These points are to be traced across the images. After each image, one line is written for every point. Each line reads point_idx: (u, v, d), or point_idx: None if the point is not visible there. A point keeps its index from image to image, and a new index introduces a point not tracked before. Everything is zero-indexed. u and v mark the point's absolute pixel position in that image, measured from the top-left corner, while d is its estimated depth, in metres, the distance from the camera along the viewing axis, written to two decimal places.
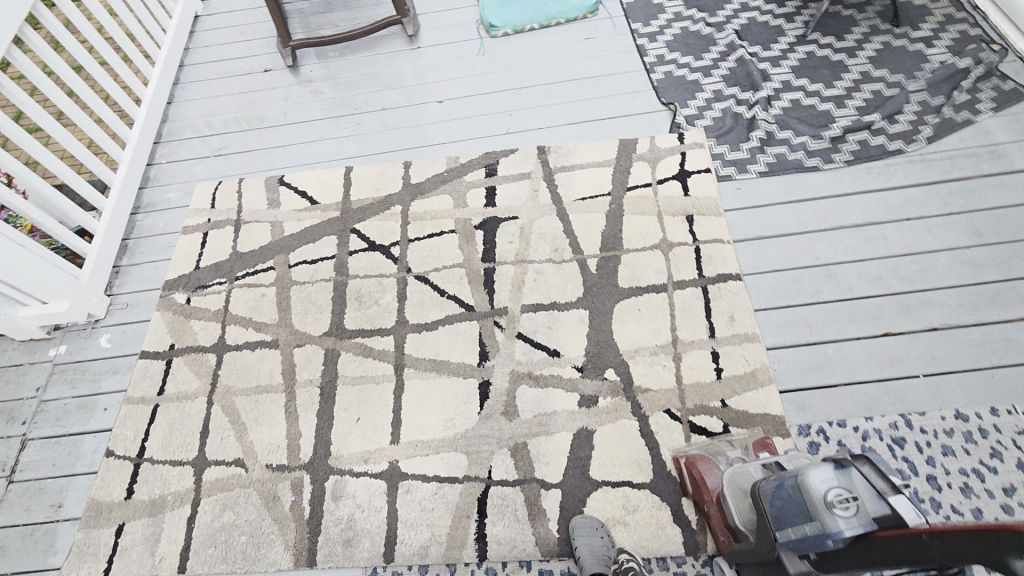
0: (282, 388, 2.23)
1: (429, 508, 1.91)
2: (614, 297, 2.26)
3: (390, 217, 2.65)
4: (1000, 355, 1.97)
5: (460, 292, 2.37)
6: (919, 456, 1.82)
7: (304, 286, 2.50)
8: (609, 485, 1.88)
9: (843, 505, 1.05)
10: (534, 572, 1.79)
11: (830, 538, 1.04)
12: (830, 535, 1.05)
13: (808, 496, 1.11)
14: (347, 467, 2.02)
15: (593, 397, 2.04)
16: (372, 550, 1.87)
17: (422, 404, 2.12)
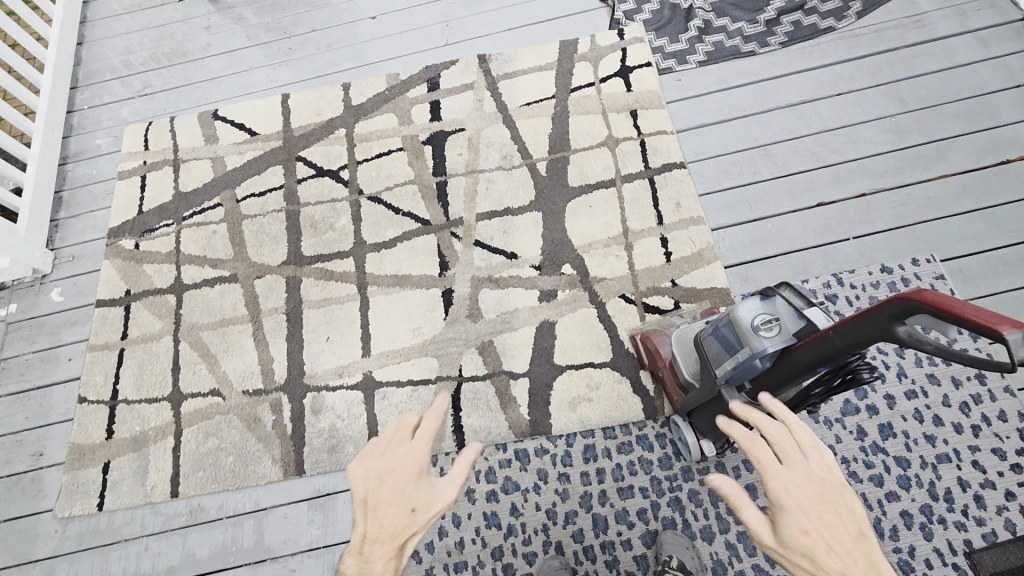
0: (248, 319, 2.25)
1: (407, 409, 2.01)
2: (565, 196, 2.31)
3: (334, 141, 2.59)
4: (921, 211, 2.12)
5: (414, 209, 2.38)
6: (849, 309, 1.99)
7: (256, 219, 2.46)
8: (573, 368, 2.00)
9: (766, 328, 1.17)
10: (510, 452, 1.91)
11: (757, 356, 1.18)
12: (757, 355, 1.18)
13: (738, 326, 1.23)
14: (322, 383, 2.09)
15: (552, 292, 2.13)
16: (356, 453, 1.97)
17: (389, 317, 2.17)
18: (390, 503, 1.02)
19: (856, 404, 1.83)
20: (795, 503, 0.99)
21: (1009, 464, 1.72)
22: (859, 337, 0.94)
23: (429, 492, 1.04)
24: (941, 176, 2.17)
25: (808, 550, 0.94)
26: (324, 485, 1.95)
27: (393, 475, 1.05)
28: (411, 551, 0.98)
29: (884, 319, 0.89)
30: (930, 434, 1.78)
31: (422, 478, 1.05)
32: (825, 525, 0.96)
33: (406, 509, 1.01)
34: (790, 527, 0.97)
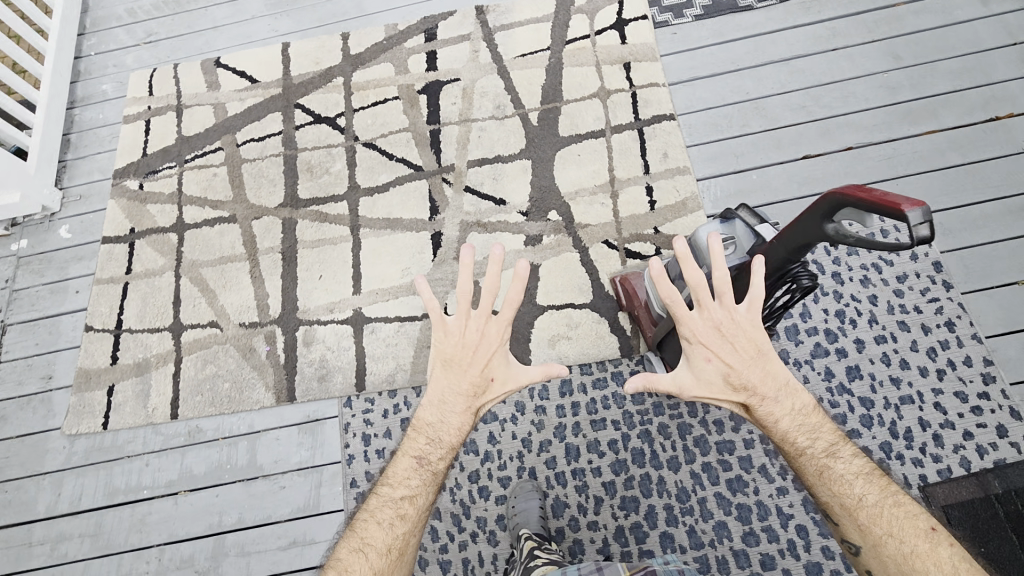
0: (246, 257, 2.34)
1: (394, 343, 2.10)
2: (555, 146, 2.35)
3: (332, 90, 2.64)
4: (905, 166, 2.15)
5: (408, 155, 2.44)
6: (827, 258, 2.00)
7: (255, 163, 2.54)
8: (554, 308, 2.07)
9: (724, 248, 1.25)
10: None
11: None
12: None
13: None
14: (314, 318, 2.18)
15: (537, 237, 2.20)
16: (345, 382, 2.07)
17: (381, 258, 2.25)
18: (475, 368, 1.25)
19: (826, 347, 1.89)
20: (707, 346, 1.19)
21: (969, 406, 1.78)
22: (795, 242, 1.02)
23: (504, 368, 1.28)
24: (929, 132, 2.18)
25: (725, 382, 1.18)
26: (314, 411, 2.05)
27: (480, 349, 1.26)
28: (484, 412, 1.27)
29: (817, 220, 0.96)
30: (896, 377, 1.83)
31: (500, 353, 1.28)
32: (733, 359, 1.18)
33: (488, 379, 1.26)
34: (709, 367, 1.19)
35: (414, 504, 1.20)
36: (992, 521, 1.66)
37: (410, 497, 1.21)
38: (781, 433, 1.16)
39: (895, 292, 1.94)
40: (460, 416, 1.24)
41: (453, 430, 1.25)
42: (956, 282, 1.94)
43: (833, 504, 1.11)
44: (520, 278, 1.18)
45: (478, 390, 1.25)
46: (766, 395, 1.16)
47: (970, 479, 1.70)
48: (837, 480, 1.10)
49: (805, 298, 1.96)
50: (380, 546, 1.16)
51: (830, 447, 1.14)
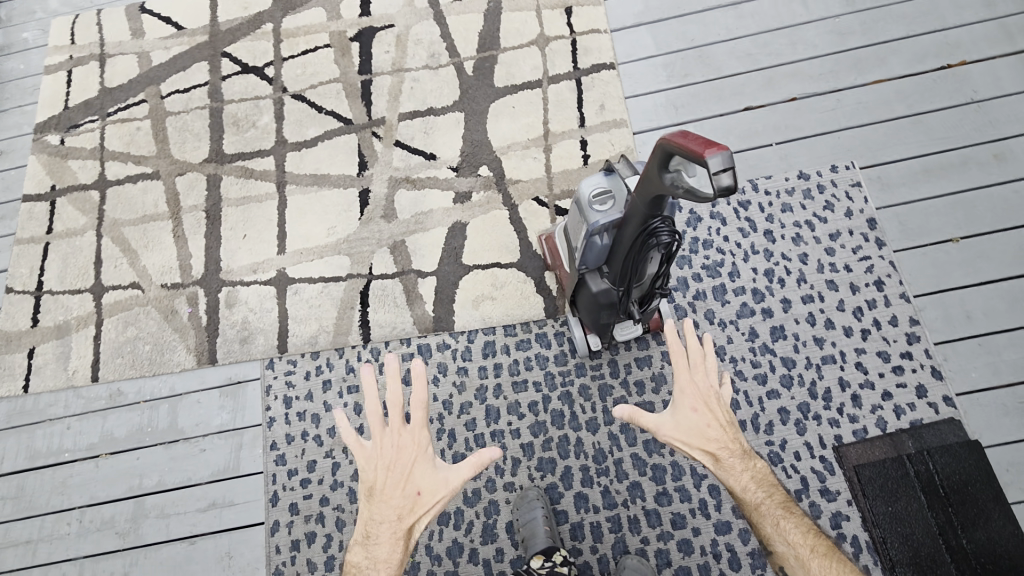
0: (168, 216, 2.25)
1: (317, 304, 2.05)
2: (489, 97, 2.24)
3: (261, 37, 2.48)
4: (849, 117, 2.05)
5: (337, 107, 2.31)
6: (760, 215, 1.95)
7: (179, 116, 2.41)
8: (480, 268, 2.02)
9: (601, 204, 1.29)
10: (413, 346, 1.97)
11: (591, 229, 1.30)
12: (591, 227, 1.30)
13: (578, 202, 1.33)
14: (237, 278, 2.12)
15: (467, 194, 2.11)
16: (266, 344, 2.02)
17: (306, 216, 2.17)
18: (397, 491, 1.18)
19: (752, 307, 1.84)
20: (697, 397, 1.23)
21: (891, 366, 1.74)
22: (646, 194, 1.16)
23: (430, 476, 1.19)
24: (877, 81, 2.08)
25: (701, 434, 1.21)
26: (235, 373, 2.02)
27: (398, 466, 1.19)
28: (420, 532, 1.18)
29: (656, 170, 1.11)
30: (820, 337, 1.79)
31: (423, 460, 1.19)
32: (718, 414, 1.22)
33: (413, 494, 1.18)
34: (692, 418, 1.22)
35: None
36: (902, 480, 1.64)
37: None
38: (749, 488, 1.19)
39: (827, 250, 1.89)
40: (387, 548, 1.17)
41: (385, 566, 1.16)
42: (889, 240, 1.88)
43: (788, 556, 1.15)
44: (420, 380, 1.11)
45: (404, 511, 1.18)
46: (736, 450, 1.21)
47: (884, 438, 1.68)
48: (797, 534, 1.14)
49: (735, 256, 1.91)
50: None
51: (789, 505, 1.19)
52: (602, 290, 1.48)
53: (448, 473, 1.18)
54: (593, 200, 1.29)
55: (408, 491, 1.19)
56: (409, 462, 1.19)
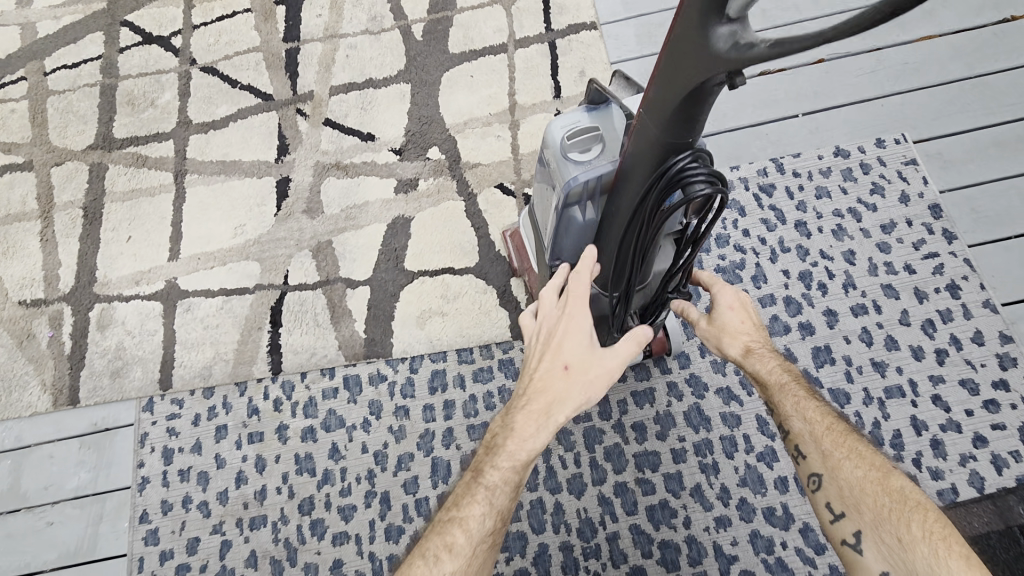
0: (37, 215, 1.77)
1: (214, 324, 1.56)
2: (442, 66, 1.80)
3: (169, 1, 2.03)
4: (893, 82, 1.64)
5: (256, 81, 1.87)
6: (788, 203, 1.55)
7: (64, 96, 1.94)
8: (426, 275, 1.55)
9: (581, 150, 0.95)
10: (337, 379, 1.48)
11: (568, 188, 0.94)
12: (568, 185, 0.94)
13: (549, 153, 0.98)
14: (115, 293, 1.64)
15: (412, 181, 1.66)
16: (145, 378, 1.53)
17: (207, 212, 1.70)
18: (543, 361, 1.01)
19: (785, 322, 1.44)
20: (736, 296, 1.07)
21: (980, 400, 1.34)
22: (682, 80, 0.74)
23: (578, 351, 0.99)
24: (925, 38, 1.67)
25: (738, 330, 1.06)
26: (102, 418, 1.52)
27: (546, 333, 1.03)
28: (558, 416, 0.97)
29: (698, 25, 0.69)
30: (879, 361, 1.39)
31: (574, 331, 1.01)
32: (755, 312, 1.07)
33: (559, 369, 1.00)
34: (731, 316, 1.06)
35: (465, 532, 0.92)
36: (1017, 566, 1.14)
37: (458, 521, 0.93)
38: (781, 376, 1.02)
39: (879, 246, 1.49)
40: (521, 418, 0.98)
41: (518, 442, 0.97)
42: (960, 233, 1.49)
43: (804, 435, 0.98)
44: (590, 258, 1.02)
45: (547, 386, 0.99)
46: (768, 345, 1.05)
47: (983, 503, 1.24)
48: (818, 413, 0.97)
49: (759, 255, 1.51)
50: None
51: (814, 392, 1.02)
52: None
53: (605, 354, 0.99)
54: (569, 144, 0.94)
55: (552, 364, 1.00)
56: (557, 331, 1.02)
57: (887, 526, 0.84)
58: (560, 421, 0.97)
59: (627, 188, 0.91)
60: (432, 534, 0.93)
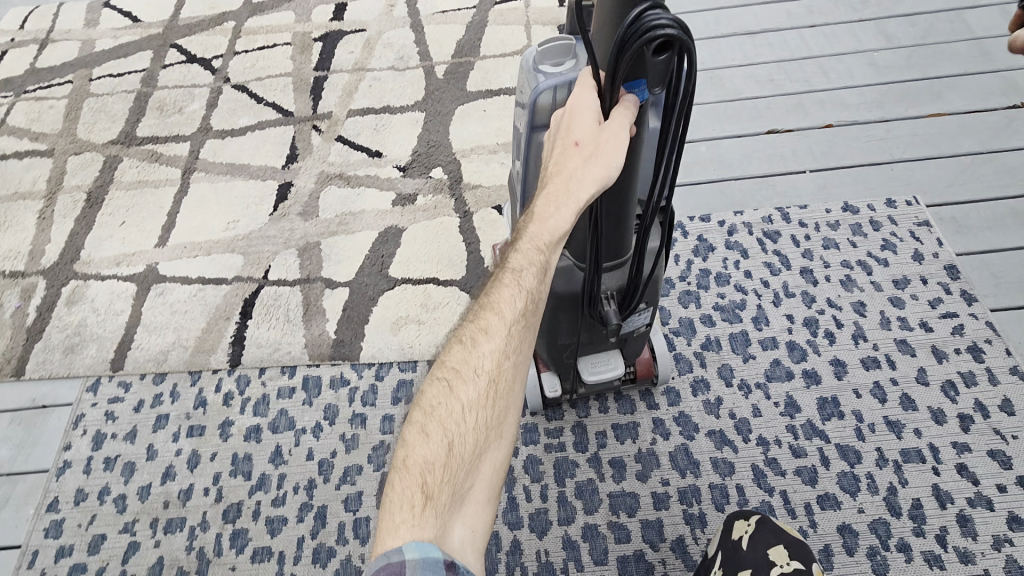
0: (42, 195, 1.79)
1: (182, 311, 1.50)
2: (457, 100, 1.87)
3: (219, 32, 2.20)
4: (902, 150, 1.64)
5: (280, 99, 1.95)
6: (794, 250, 1.48)
7: (101, 98, 2.04)
8: (409, 283, 1.49)
9: (553, 63, 0.91)
10: (297, 378, 1.38)
11: (534, 96, 0.90)
12: (533, 95, 0.90)
13: (522, 76, 0.96)
14: (93, 272, 1.60)
15: (411, 196, 1.66)
16: (97, 357, 1.44)
17: (204, 206, 1.70)
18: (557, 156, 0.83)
19: (788, 367, 1.31)
20: None
21: (1014, 475, 1.17)
22: None
23: (590, 121, 0.82)
24: (933, 115, 1.70)
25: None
26: (42, 395, 1.41)
27: (554, 136, 0.85)
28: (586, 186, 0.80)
29: None
30: (894, 420, 1.24)
31: (586, 112, 0.82)
32: None
33: (572, 149, 0.81)
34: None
35: (498, 312, 0.76)
36: None
37: (489, 305, 0.77)
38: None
39: (891, 300, 1.39)
40: (544, 202, 0.81)
41: (546, 222, 0.80)
42: (980, 295, 1.39)
43: None
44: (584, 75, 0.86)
45: (565, 167, 0.81)
46: None
47: None
48: None
49: (761, 297, 1.41)
50: (466, 374, 0.73)
51: None
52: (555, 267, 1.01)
53: (620, 120, 0.80)
54: (542, 52, 0.90)
55: (563, 146, 0.83)
56: (565, 116, 0.84)
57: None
58: (588, 198, 0.80)
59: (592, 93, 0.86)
60: (462, 326, 0.78)
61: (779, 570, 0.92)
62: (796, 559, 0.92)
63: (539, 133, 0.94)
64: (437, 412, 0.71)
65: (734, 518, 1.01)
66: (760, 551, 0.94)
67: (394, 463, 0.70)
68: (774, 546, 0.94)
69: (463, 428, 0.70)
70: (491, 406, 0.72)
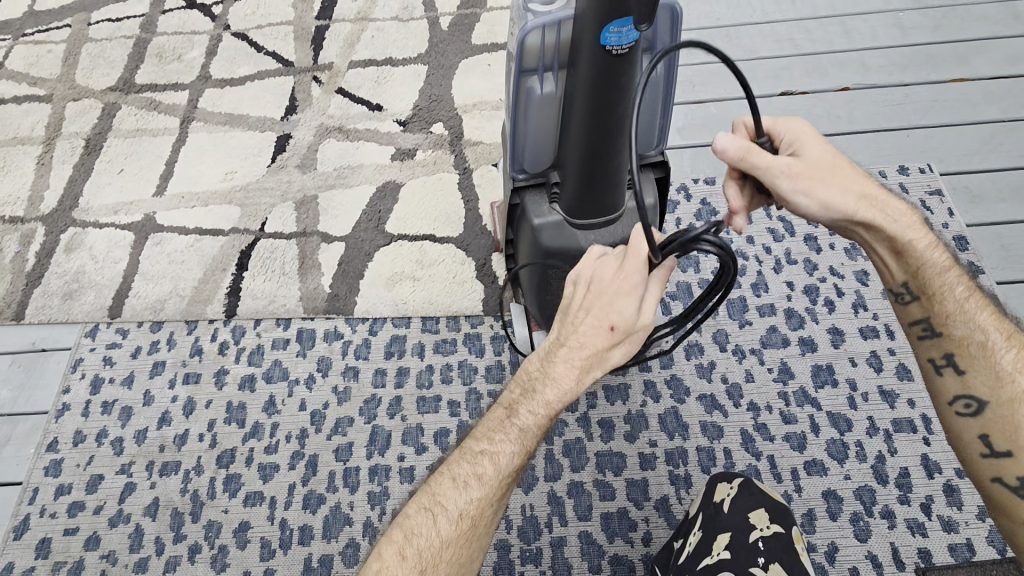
0: (41, 141, 1.77)
1: (179, 261, 1.50)
2: (461, 53, 1.81)
3: None
4: (920, 115, 1.57)
5: (280, 48, 1.89)
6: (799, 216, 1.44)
7: (99, 43, 1.97)
8: (406, 239, 1.48)
9: (543, 1, 0.87)
10: (291, 331, 1.38)
11: (522, 37, 0.86)
12: (521, 35, 0.86)
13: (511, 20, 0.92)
14: (92, 219, 1.60)
15: (410, 151, 1.63)
16: (95, 304, 1.45)
17: (203, 157, 1.68)
18: (588, 316, 0.79)
19: (785, 335, 1.29)
20: None
21: None
22: None
23: (632, 309, 0.78)
24: (956, 80, 1.62)
25: (828, 179, 0.84)
26: (42, 338, 1.43)
27: (593, 288, 0.79)
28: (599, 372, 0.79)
29: None
30: (888, 389, 1.22)
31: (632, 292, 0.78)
32: None
33: (603, 327, 0.78)
34: (807, 150, 0.84)
35: (496, 465, 0.79)
36: None
37: (490, 454, 0.80)
38: (903, 225, 0.86)
39: None
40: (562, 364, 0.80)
41: (557, 389, 0.80)
42: (987, 268, 1.36)
43: None
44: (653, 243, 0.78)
45: (588, 340, 0.79)
46: None
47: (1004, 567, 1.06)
48: None
49: (762, 264, 1.38)
50: (449, 513, 0.78)
51: None
52: (547, 224, 1.03)
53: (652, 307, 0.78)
54: None
55: (595, 303, 0.79)
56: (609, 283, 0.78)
57: (999, 427, 0.82)
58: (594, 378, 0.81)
59: (581, 34, 0.83)
60: (456, 459, 0.81)
61: (758, 533, 0.91)
62: (776, 522, 0.91)
63: (528, 77, 0.91)
64: (416, 540, 0.77)
65: (717, 480, 0.99)
66: (741, 514, 0.93)
67: (366, 567, 0.77)
68: (755, 510, 0.93)
69: (436, 562, 0.77)
70: (465, 546, 0.78)
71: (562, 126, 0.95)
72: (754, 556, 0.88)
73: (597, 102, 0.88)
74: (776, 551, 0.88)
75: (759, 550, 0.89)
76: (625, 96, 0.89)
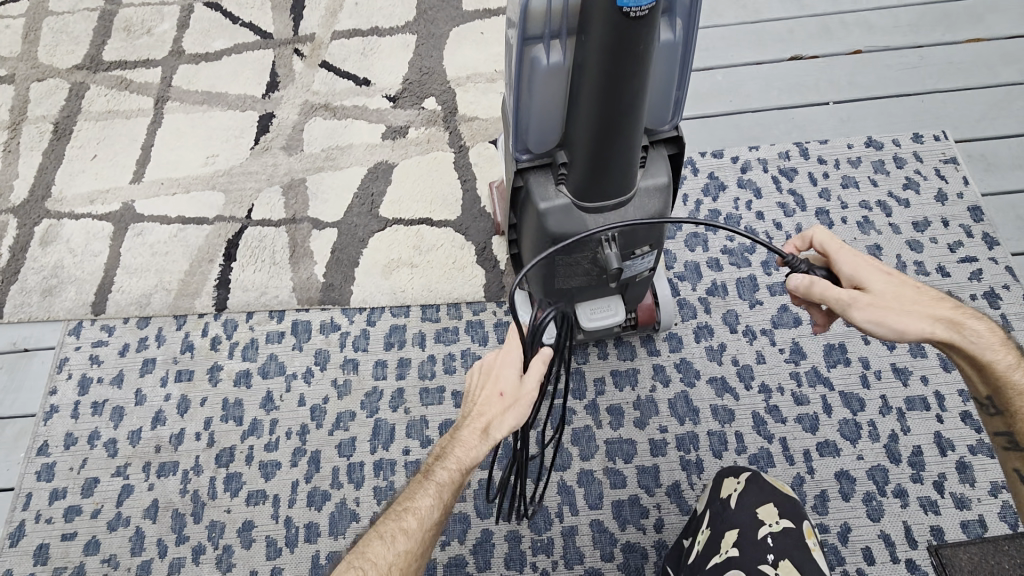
0: (6, 126, 1.66)
1: (163, 252, 1.43)
2: (452, 21, 1.70)
3: None
4: (936, 79, 1.51)
5: (257, 19, 1.77)
6: (810, 189, 1.39)
7: (61, 17, 1.83)
8: (401, 224, 1.41)
9: None
10: (285, 323, 1.33)
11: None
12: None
13: None
14: (67, 210, 1.51)
15: (401, 129, 1.54)
16: (77, 300, 1.38)
17: (181, 140, 1.58)
18: (483, 389, 0.89)
19: (797, 314, 1.25)
20: None
21: None
22: None
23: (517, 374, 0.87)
24: (972, 40, 1.55)
25: (901, 309, 0.84)
26: (23, 338, 1.36)
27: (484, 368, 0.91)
28: (499, 435, 0.84)
29: None
30: (903, 367, 1.20)
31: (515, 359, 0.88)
32: None
33: (496, 394, 0.87)
34: (873, 284, 0.85)
35: (419, 516, 0.80)
36: None
37: (409, 507, 0.81)
38: (989, 346, 0.83)
39: (910, 244, 1.32)
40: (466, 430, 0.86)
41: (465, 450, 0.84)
42: (1003, 239, 1.32)
43: None
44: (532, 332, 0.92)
45: (485, 406, 0.86)
46: None
47: None
48: None
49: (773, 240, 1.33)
50: (379, 568, 0.75)
51: None
52: (554, 208, 0.97)
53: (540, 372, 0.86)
54: None
55: (490, 382, 0.89)
56: (499, 361, 0.90)
57: None
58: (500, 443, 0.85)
59: None
60: (381, 520, 0.81)
61: (768, 529, 0.89)
62: (785, 518, 0.90)
63: (533, 46, 0.84)
64: None
65: (723, 476, 0.98)
66: (748, 510, 0.92)
67: None
68: (763, 505, 0.92)
69: None
70: None
71: (571, 98, 0.88)
72: (762, 554, 0.87)
73: (611, 72, 0.82)
74: (785, 548, 0.88)
75: (767, 546, 0.88)
76: (641, 65, 0.82)
